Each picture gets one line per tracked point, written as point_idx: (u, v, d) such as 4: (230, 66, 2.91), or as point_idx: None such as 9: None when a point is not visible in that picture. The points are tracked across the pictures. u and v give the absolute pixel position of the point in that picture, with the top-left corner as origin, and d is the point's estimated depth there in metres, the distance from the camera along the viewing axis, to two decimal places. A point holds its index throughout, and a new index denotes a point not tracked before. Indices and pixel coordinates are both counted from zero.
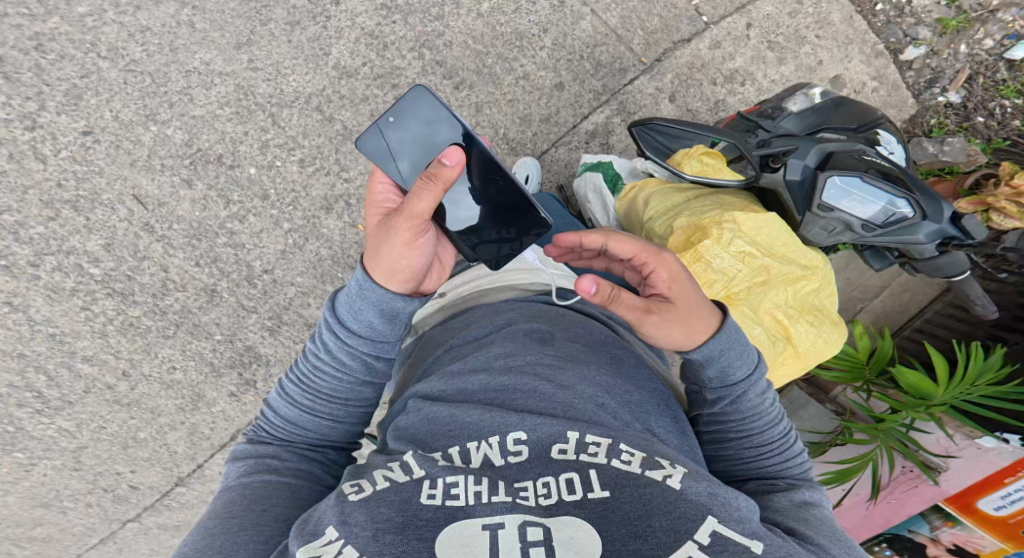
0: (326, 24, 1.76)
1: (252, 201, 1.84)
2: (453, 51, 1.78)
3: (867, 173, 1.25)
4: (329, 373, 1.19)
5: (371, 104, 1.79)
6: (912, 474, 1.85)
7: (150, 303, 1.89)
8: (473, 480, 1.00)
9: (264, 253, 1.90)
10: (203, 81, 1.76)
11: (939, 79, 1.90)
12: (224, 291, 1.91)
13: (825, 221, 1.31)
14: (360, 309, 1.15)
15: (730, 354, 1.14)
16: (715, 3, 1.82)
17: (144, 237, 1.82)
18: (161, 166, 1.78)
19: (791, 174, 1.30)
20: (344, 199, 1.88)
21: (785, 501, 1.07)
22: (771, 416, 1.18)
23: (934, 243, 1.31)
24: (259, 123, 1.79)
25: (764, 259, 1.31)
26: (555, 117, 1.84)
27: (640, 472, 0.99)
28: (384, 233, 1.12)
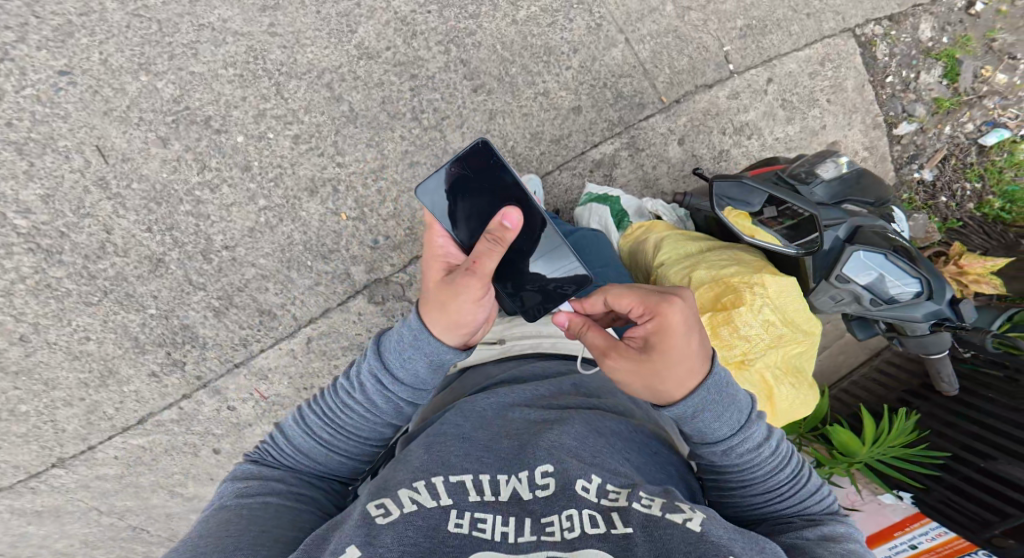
0: (360, 2, 1.65)
1: (230, 171, 1.66)
2: (480, 53, 1.74)
3: (890, 253, 1.40)
4: (356, 412, 1.20)
5: (385, 91, 1.70)
6: None
7: (78, 266, 1.63)
8: (501, 519, 1.02)
9: (229, 228, 1.70)
10: (214, 38, 1.60)
11: (919, 156, 2.10)
12: (171, 263, 1.69)
13: (837, 291, 1.44)
14: (409, 358, 1.17)
15: (715, 413, 1.10)
16: (744, 53, 1.91)
17: (94, 193, 1.60)
18: (138, 119, 1.59)
19: (822, 243, 1.42)
20: (332, 183, 1.73)
21: (801, 539, 1.10)
22: (774, 462, 1.16)
23: (929, 323, 1.47)
24: (261, 91, 1.63)
25: (771, 322, 1.38)
26: (566, 140, 1.83)
27: (660, 515, 1.01)
28: (452, 289, 1.15)
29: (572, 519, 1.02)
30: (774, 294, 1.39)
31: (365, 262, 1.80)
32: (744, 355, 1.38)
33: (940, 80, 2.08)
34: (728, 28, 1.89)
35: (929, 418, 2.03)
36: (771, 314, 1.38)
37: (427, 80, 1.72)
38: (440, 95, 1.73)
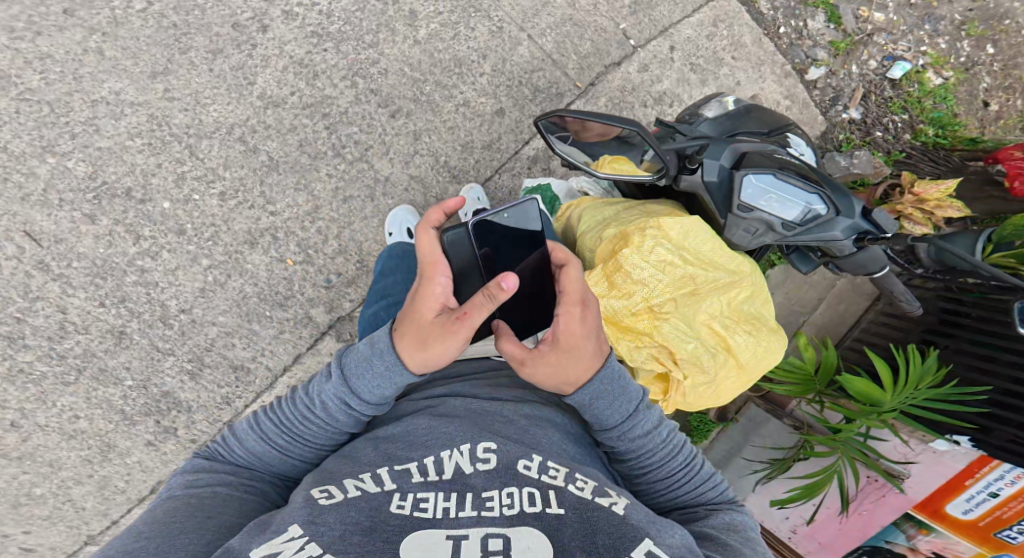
0: (251, 53, 1.71)
1: (166, 236, 1.70)
2: (388, 80, 1.77)
3: (779, 171, 1.23)
4: (315, 424, 1.15)
5: (300, 134, 1.73)
6: (878, 483, 1.89)
7: (45, 347, 1.69)
8: (443, 495, 1.05)
9: (180, 291, 1.74)
10: (111, 112, 1.65)
11: (840, 98, 2.05)
12: (134, 333, 1.73)
13: (748, 223, 1.27)
14: (379, 385, 1.11)
15: (610, 401, 1.21)
16: (640, 27, 1.94)
17: (38, 276, 1.65)
18: (59, 200, 1.63)
19: (709, 175, 1.27)
20: (270, 232, 1.76)
21: (710, 528, 1.16)
22: (670, 448, 1.26)
23: (851, 238, 1.29)
24: (174, 155, 1.68)
25: (683, 268, 1.32)
26: (496, 143, 1.88)
27: (590, 499, 1.08)
28: (437, 329, 1.10)
29: (512, 496, 1.06)
30: (683, 238, 1.32)
31: (323, 303, 1.81)
32: (653, 307, 1.32)
33: (827, 25, 2.06)
34: (617, 8, 1.93)
35: (956, 354, 1.97)
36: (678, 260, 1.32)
37: (340, 116, 1.75)
38: (358, 127, 1.76)
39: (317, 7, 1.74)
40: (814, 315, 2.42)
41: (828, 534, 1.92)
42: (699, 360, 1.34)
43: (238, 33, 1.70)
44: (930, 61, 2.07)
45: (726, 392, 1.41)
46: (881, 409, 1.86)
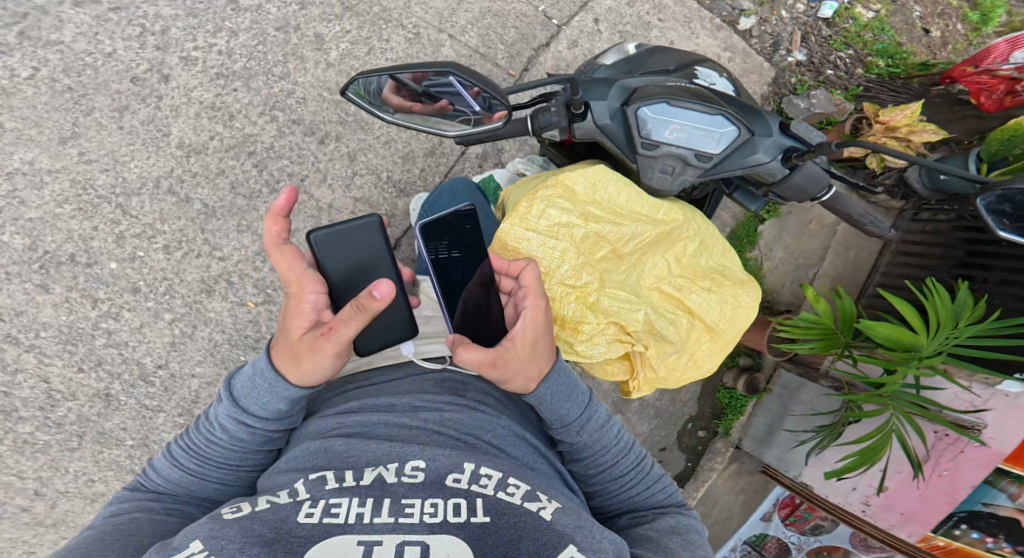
0: (158, 104, 1.70)
1: (122, 296, 1.72)
2: (308, 107, 1.77)
3: (673, 97, 1.13)
4: (221, 443, 1.13)
5: (229, 176, 1.73)
6: (950, 439, 1.74)
7: (40, 418, 1.75)
8: (358, 501, 1.00)
9: (152, 348, 1.76)
10: (30, 182, 1.64)
11: (780, 42, 1.99)
12: (120, 394, 1.78)
13: (661, 162, 1.18)
14: (267, 400, 1.10)
15: (567, 399, 1.23)
16: (560, 6, 1.92)
17: (10, 349, 1.69)
18: (6, 275, 1.65)
19: (601, 117, 1.18)
20: (224, 277, 1.77)
21: (653, 530, 1.21)
22: (625, 448, 1.30)
23: (777, 158, 1.20)
24: (107, 216, 1.68)
25: (598, 233, 1.29)
26: (439, 148, 1.89)
27: (519, 503, 1.03)
28: (308, 348, 1.06)
29: (436, 505, 1.00)
30: (594, 197, 1.29)
31: None
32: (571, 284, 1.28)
33: None
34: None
35: (994, 286, 1.78)
36: (588, 224, 1.28)
37: (267, 151, 1.75)
38: (288, 159, 1.76)
39: (216, 47, 1.73)
40: (824, 266, 2.25)
41: (908, 499, 1.87)
42: (650, 324, 1.32)
43: (138, 86, 1.69)
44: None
45: (709, 355, 1.39)
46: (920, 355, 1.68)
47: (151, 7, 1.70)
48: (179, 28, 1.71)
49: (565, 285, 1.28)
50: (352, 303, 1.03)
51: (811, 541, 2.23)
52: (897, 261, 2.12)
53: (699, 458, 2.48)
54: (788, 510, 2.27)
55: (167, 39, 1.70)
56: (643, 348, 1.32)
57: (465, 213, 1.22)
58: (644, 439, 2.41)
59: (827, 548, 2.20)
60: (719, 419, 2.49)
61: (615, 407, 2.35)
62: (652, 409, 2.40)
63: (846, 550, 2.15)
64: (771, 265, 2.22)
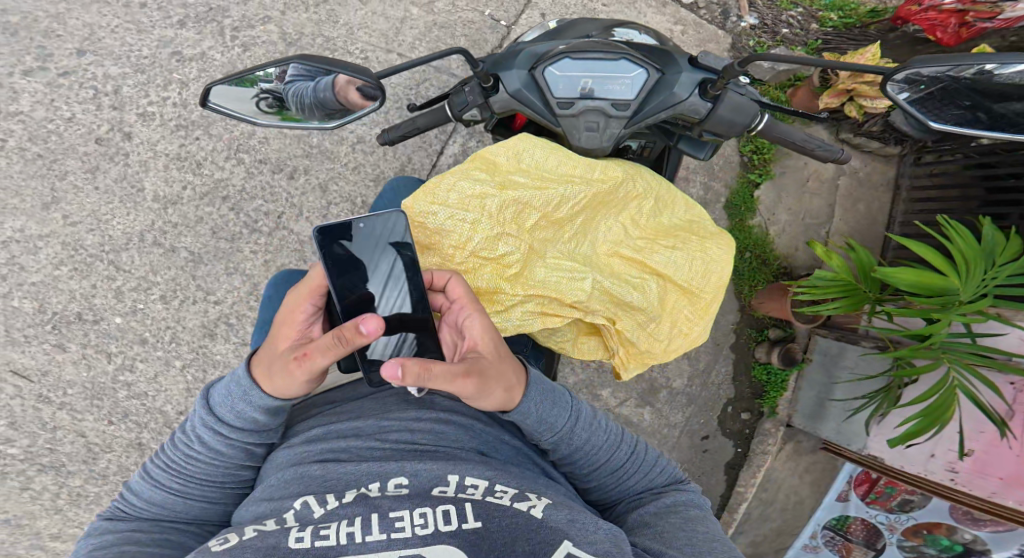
0: (127, 161, 1.83)
1: (132, 348, 1.84)
2: (272, 145, 1.85)
3: (576, 52, 1.11)
4: (202, 459, 1.16)
5: (209, 222, 1.84)
6: None
7: (86, 470, 1.89)
8: (347, 520, 1.00)
9: (170, 395, 1.87)
10: (27, 248, 1.80)
11: (730, 10, 1.95)
12: (149, 442, 1.88)
13: (583, 120, 1.13)
14: (242, 408, 1.11)
15: (551, 408, 1.13)
16: (505, 7, 1.93)
17: (44, 408, 1.85)
18: (24, 337, 1.81)
19: (511, 85, 1.16)
20: (224, 320, 1.87)
21: (649, 516, 1.14)
22: (614, 444, 1.19)
23: (698, 94, 1.15)
24: (103, 273, 1.82)
25: (517, 199, 1.20)
26: (409, 164, 1.92)
27: (508, 504, 1.03)
28: (283, 365, 1.06)
29: (426, 515, 1.00)
30: (517, 165, 1.25)
31: None
32: (487, 257, 1.21)
33: None
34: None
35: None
36: (504, 192, 1.20)
37: (240, 194, 1.85)
38: (263, 199, 1.86)
39: (170, 100, 1.85)
40: (836, 223, 1.92)
41: (1006, 465, 1.57)
42: (603, 292, 1.26)
43: (105, 147, 1.82)
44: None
45: (695, 322, 1.31)
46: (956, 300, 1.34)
47: (99, 67, 1.83)
48: (130, 85, 1.84)
49: (490, 258, 1.21)
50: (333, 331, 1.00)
51: (903, 519, 1.89)
52: (915, 209, 1.85)
53: (749, 442, 2.24)
54: (866, 486, 1.97)
55: (120, 98, 1.83)
56: (601, 318, 1.28)
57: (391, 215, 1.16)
58: (681, 430, 2.23)
59: (925, 526, 1.85)
60: (762, 399, 2.24)
61: (641, 399, 2.19)
62: (683, 397, 2.22)
63: (948, 526, 1.79)
64: (777, 230, 1.92)
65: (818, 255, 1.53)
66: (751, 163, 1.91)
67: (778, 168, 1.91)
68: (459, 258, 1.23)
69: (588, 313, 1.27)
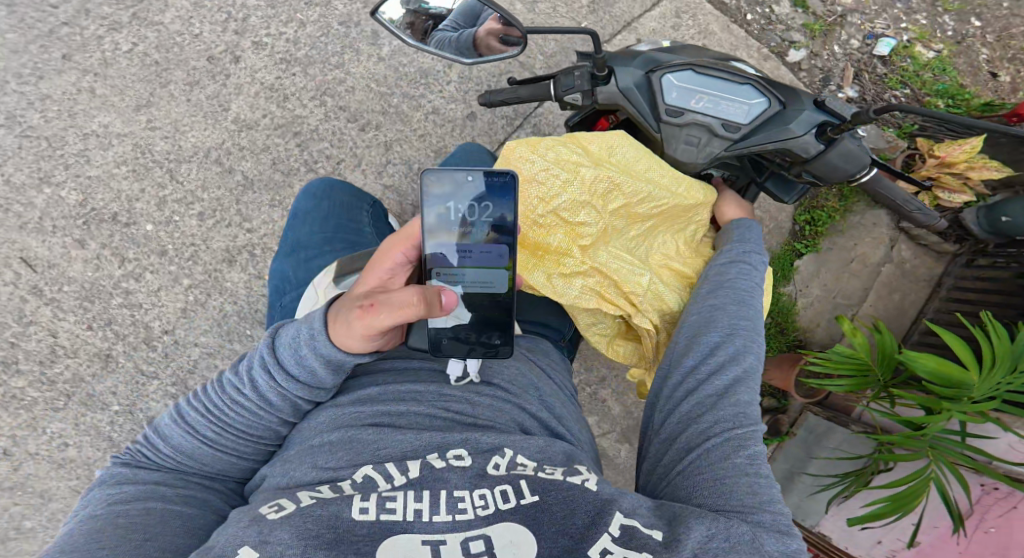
0: (224, 82, 1.79)
1: (148, 258, 1.75)
2: (356, 95, 1.86)
3: (698, 68, 1.14)
4: (246, 411, 1.11)
5: (272, 153, 1.81)
6: (1000, 494, 1.64)
7: (37, 372, 1.73)
8: (414, 496, 0.96)
9: (163, 312, 1.77)
10: (100, 143, 1.74)
11: (831, 78, 1.95)
12: (120, 356, 1.76)
13: (687, 133, 1.15)
14: (306, 356, 1.08)
15: (748, 233, 1.29)
16: (603, 24, 1.95)
17: (31, 301, 1.71)
18: (52, 227, 1.72)
19: (623, 82, 1.17)
20: (248, 249, 1.80)
21: (713, 423, 1.05)
22: (750, 329, 1.16)
23: (813, 133, 1.16)
24: (156, 180, 1.76)
25: (610, 177, 1.17)
26: None
27: (562, 478, 1.01)
28: (354, 312, 1.06)
29: (486, 496, 0.97)
30: (609, 156, 1.20)
31: None
32: (566, 218, 1.16)
33: (794, 10, 1.98)
34: (576, 8, 1.95)
35: None
36: (601, 167, 1.17)
37: (311, 133, 1.83)
38: (329, 142, 1.84)
39: (285, 36, 1.83)
40: (865, 307, 1.98)
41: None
42: (656, 293, 1.26)
43: (211, 65, 1.79)
44: (915, 35, 1.95)
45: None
46: (966, 392, 1.46)
47: None
48: (258, 17, 1.82)
49: (564, 226, 1.17)
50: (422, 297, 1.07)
51: None
52: (946, 308, 1.86)
53: None
54: None
55: (245, 25, 1.81)
56: (646, 325, 1.24)
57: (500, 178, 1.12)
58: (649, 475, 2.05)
59: None
60: None
61: None
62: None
63: None
64: (805, 302, 2.00)
65: (845, 331, 1.61)
66: (801, 233, 1.98)
67: (828, 243, 2.00)
68: (538, 213, 1.17)
69: (637, 314, 1.25)
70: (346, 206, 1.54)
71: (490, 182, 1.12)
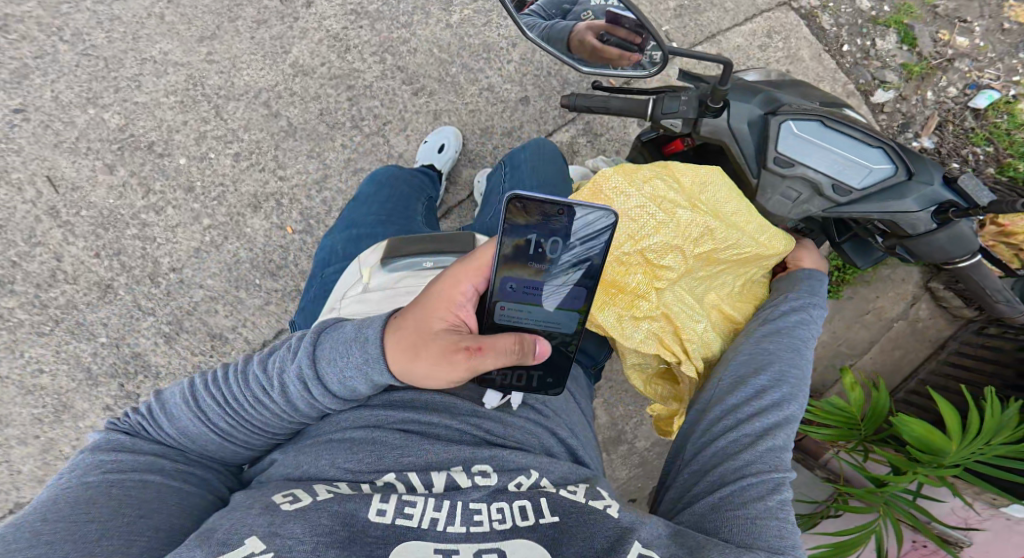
0: (292, 24, 1.77)
1: (174, 193, 1.70)
2: (416, 58, 1.81)
3: (820, 123, 1.29)
4: (270, 412, 1.03)
5: (322, 103, 1.77)
6: (925, 549, 1.76)
7: (31, 295, 1.64)
8: (433, 505, 0.96)
9: (176, 249, 1.70)
10: (155, 70, 1.71)
11: (911, 125, 2.07)
12: (120, 289, 1.67)
13: (789, 183, 1.30)
14: (351, 379, 1.00)
15: (815, 286, 1.41)
16: (684, 33, 2.06)
17: (45, 222, 1.64)
18: (86, 149, 1.67)
19: (736, 121, 1.33)
20: (275, 198, 1.74)
21: (749, 457, 1.11)
22: (797, 381, 1.25)
23: (926, 209, 1.33)
24: (201, 114, 1.72)
25: (706, 223, 1.26)
26: (517, 131, 1.88)
27: (585, 501, 1.01)
28: (444, 357, 1.01)
29: (503, 511, 0.98)
30: (699, 194, 1.31)
31: None
32: (650, 258, 1.26)
33: (900, 46, 2.09)
34: (662, 10, 2.06)
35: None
36: (697, 211, 1.27)
37: (365, 89, 1.79)
38: (380, 102, 1.79)
39: None
40: (864, 359, 2.15)
41: None
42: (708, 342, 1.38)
43: (282, 6, 1.77)
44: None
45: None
46: (941, 460, 1.66)
47: None
48: None
49: (652, 258, 1.26)
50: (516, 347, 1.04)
51: None
52: (942, 369, 2.02)
53: None
54: None
55: None
56: (692, 372, 1.35)
57: (594, 213, 1.07)
58: (618, 486, 2.10)
59: None
60: None
61: None
62: (637, 456, 2.10)
63: None
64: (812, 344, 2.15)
65: (846, 383, 1.78)
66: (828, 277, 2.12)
67: (850, 290, 2.14)
68: (625, 250, 1.26)
69: (685, 361, 1.35)
70: (403, 192, 1.55)
71: (589, 216, 1.07)
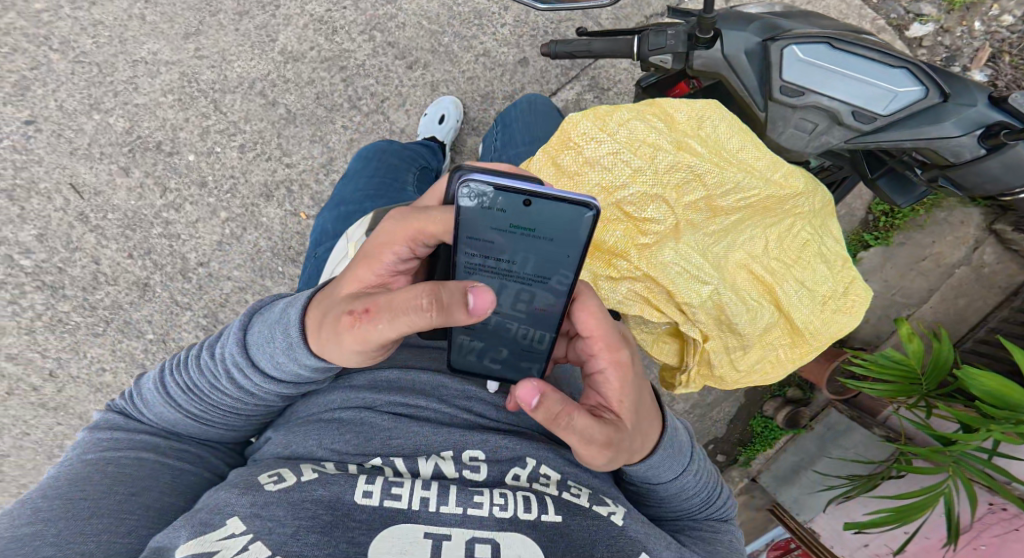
0: (275, 13, 1.78)
1: (189, 189, 1.77)
2: (406, 32, 1.78)
3: (829, 44, 1.14)
4: (230, 397, 1.02)
5: (317, 87, 1.78)
6: (1006, 514, 1.55)
7: (80, 298, 1.75)
8: (422, 484, 0.90)
9: (200, 244, 1.77)
10: (148, 71, 1.76)
11: (957, 59, 1.86)
12: (156, 286, 1.77)
13: (798, 117, 1.17)
14: (286, 363, 0.97)
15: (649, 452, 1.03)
16: None
17: (78, 228, 1.74)
18: (99, 154, 1.75)
19: (730, 50, 1.20)
20: (286, 184, 1.78)
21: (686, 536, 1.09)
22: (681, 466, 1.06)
23: (969, 132, 1.15)
24: (200, 110, 1.77)
25: (690, 167, 1.21)
26: (519, 93, 1.83)
27: (588, 506, 0.93)
28: (343, 332, 0.91)
29: (506, 496, 0.91)
30: (696, 129, 1.24)
31: None
32: (629, 212, 1.23)
33: None
34: None
35: None
36: (681, 154, 1.21)
37: (358, 68, 1.78)
38: (375, 79, 1.79)
39: None
40: (922, 309, 1.96)
41: None
42: (715, 304, 1.28)
43: None
44: None
45: (782, 362, 1.37)
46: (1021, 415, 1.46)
47: None
48: None
49: (635, 207, 1.23)
50: (425, 315, 0.87)
51: None
52: (1015, 319, 1.79)
53: None
54: (779, 553, 2.01)
55: None
56: (693, 333, 1.29)
57: (575, 208, 0.95)
58: None
59: None
60: (744, 447, 2.22)
61: None
62: None
63: None
64: None
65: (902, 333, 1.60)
66: (874, 224, 1.97)
67: (902, 237, 1.96)
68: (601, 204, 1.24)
69: (688, 321, 1.29)
70: (392, 164, 1.58)
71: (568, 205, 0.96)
